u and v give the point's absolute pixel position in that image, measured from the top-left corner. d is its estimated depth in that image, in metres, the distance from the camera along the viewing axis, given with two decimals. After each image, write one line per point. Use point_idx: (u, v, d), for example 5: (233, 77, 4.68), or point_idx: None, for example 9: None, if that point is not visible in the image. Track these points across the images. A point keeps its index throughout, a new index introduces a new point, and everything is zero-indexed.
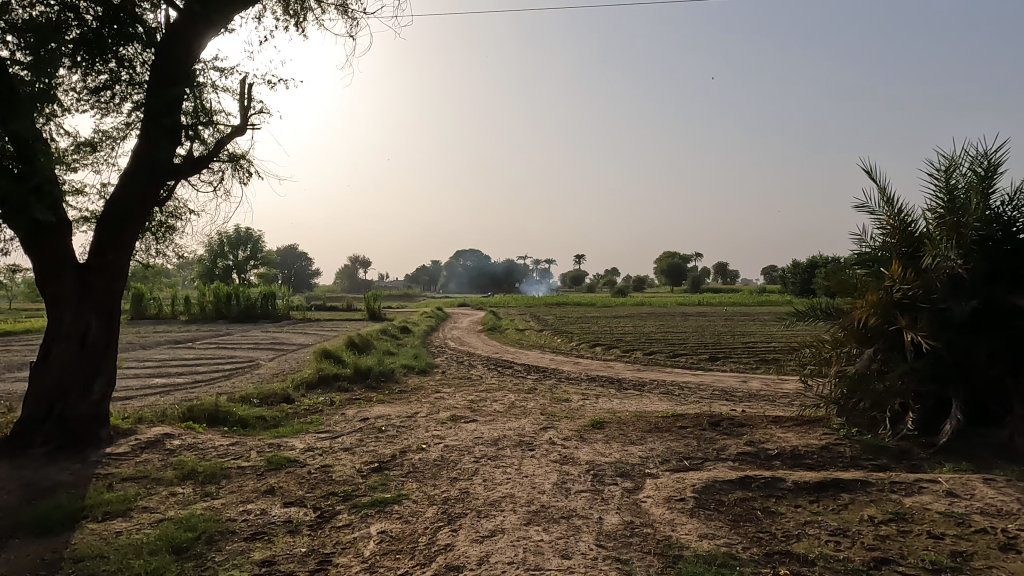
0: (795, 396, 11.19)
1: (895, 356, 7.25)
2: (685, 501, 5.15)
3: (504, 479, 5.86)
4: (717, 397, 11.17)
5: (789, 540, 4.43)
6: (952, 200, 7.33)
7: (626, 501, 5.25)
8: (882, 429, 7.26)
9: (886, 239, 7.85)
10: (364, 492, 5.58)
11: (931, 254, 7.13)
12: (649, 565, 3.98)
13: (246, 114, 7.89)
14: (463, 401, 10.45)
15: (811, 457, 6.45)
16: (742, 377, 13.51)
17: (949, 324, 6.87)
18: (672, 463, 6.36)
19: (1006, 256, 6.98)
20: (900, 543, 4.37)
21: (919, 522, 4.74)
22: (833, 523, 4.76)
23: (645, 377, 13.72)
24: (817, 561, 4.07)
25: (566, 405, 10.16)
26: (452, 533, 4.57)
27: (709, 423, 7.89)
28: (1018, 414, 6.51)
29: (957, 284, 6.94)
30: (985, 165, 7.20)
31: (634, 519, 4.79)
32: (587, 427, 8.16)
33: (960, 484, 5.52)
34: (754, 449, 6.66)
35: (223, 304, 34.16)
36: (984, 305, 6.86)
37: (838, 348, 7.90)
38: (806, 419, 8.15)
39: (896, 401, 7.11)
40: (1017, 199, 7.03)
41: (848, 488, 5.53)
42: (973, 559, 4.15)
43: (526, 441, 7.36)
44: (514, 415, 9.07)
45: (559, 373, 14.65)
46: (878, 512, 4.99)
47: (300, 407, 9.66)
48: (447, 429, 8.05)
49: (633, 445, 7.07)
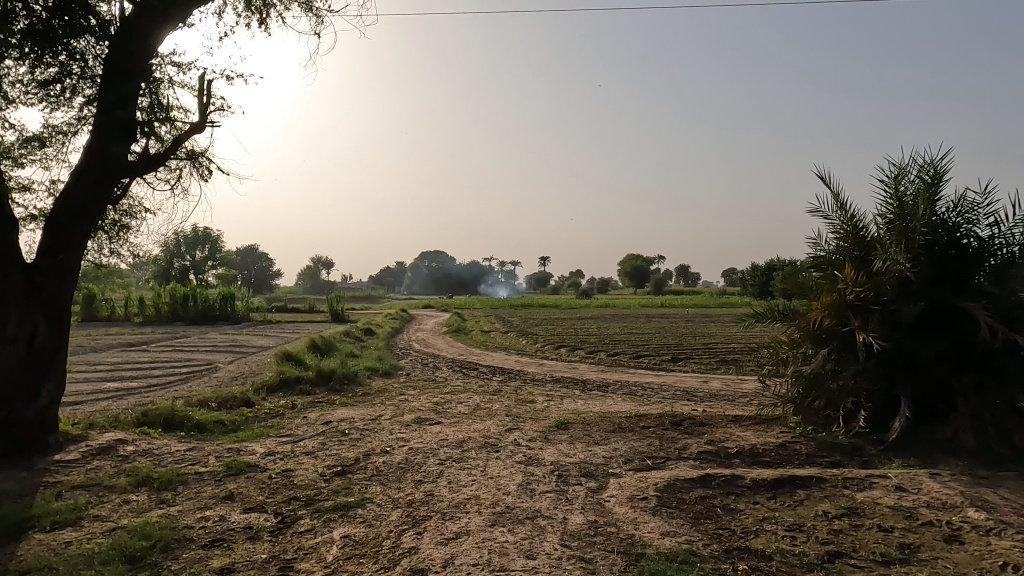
0: (754, 395, 11.48)
1: (847, 356, 7.50)
2: (647, 500, 5.23)
3: (468, 481, 5.85)
4: (679, 398, 11.34)
5: (747, 535, 4.54)
6: (901, 206, 7.55)
7: (590, 501, 5.30)
8: (835, 427, 7.53)
9: (839, 243, 8.04)
10: (327, 497, 5.49)
11: (881, 257, 7.33)
12: (612, 564, 4.02)
13: (205, 111, 7.69)
14: (428, 403, 10.38)
15: (769, 455, 6.63)
16: (703, 378, 13.77)
17: (898, 324, 7.13)
18: (635, 462, 6.45)
19: (951, 259, 7.28)
20: (852, 537, 4.53)
21: (870, 516, 4.92)
22: (789, 518, 4.90)
23: (608, 378, 13.87)
24: (774, 556, 4.18)
25: (531, 406, 10.19)
26: (416, 536, 4.54)
27: (671, 423, 8.01)
28: (962, 410, 6.86)
29: (905, 286, 7.18)
30: (931, 173, 7.44)
31: (598, 519, 4.84)
32: (551, 427, 8.21)
33: (908, 478, 5.75)
34: (714, 448, 6.80)
35: (179, 306, 33.09)
36: (930, 308, 7.14)
37: (795, 349, 8.17)
38: (764, 418, 8.39)
39: (849, 399, 7.38)
40: (960, 206, 7.32)
41: (804, 484, 5.70)
42: (920, 550, 4.31)
43: (491, 443, 7.36)
44: (479, 417, 9.06)
45: (524, 374, 14.69)
46: (831, 507, 5.15)
47: (260, 411, 9.45)
48: (411, 432, 8.01)
49: (596, 445, 7.14)
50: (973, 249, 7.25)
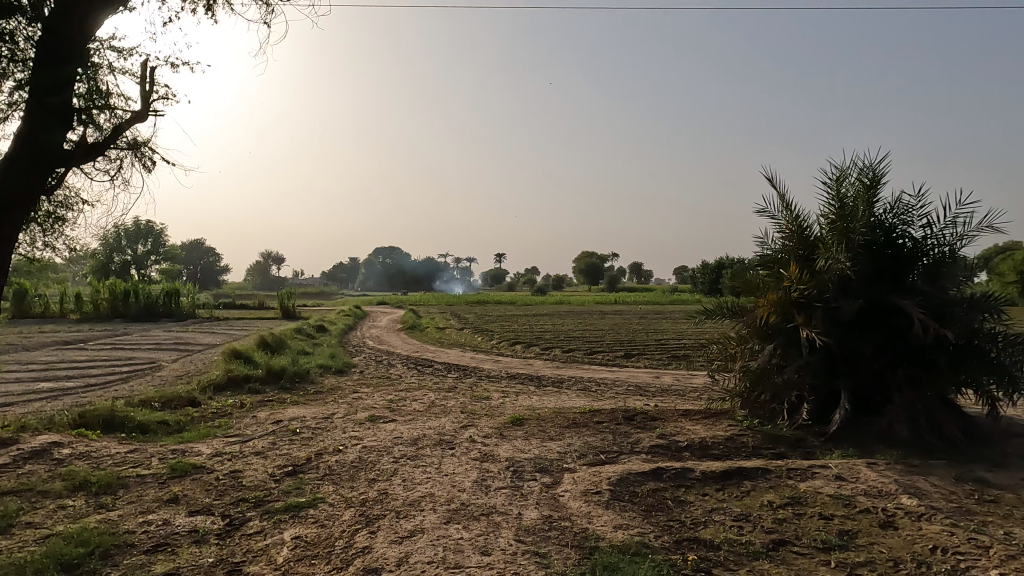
0: (703, 390, 11.78)
1: (792, 351, 7.76)
2: (601, 494, 5.31)
3: (423, 479, 5.81)
4: (632, 393, 11.55)
5: (697, 526, 4.66)
6: (842, 207, 7.85)
7: (545, 496, 5.34)
8: (780, 420, 7.80)
9: (785, 242, 8.30)
10: (277, 498, 5.37)
11: (824, 256, 7.61)
12: (566, 558, 4.06)
13: (148, 99, 7.37)
14: (382, 401, 10.26)
15: (718, 448, 6.82)
16: (655, 373, 14.05)
17: (838, 320, 7.42)
18: (589, 457, 6.54)
19: (887, 258, 7.62)
20: (795, 525, 4.71)
21: (812, 505, 5.12)
22: (736, 509, 5.06)
23: (563, 374, 14.00)
24: (721, 546, 4.30)
25: (486, 403, 10.19)
26: (370, 535, 4.49)
27: (624, 418, 8.15)
28: (897, 402, 7.21)
29: (845, 284, 7.48)
30: (870, 176, 7.76)
31: (553, 514, 4.88)
32: (506, 424, 8.23)
33: (847, 468, 6.01)
34: (666, 442, 6.96)
35: (120, 302, 31.70)
36: (868, 305, 7.46)
37: (743, 344, 8.41)
38: (713, 412, 8.63)
39: (793, 393, 7.66)
40: (896, 208, 7.65)
41: (751, 475, 5.89)
42: (858, 537, 4.51)
43: (446, 440, 7.33)
44: (434, 415, 9.02)
45: (479, 371, 14.68)
46: (776, 497, 5.33)
47: (207, 411, 9.16)
48: (365, 430, 7.90)
49: (551, 441, 7.20)
50: (907, 248, 7.60)
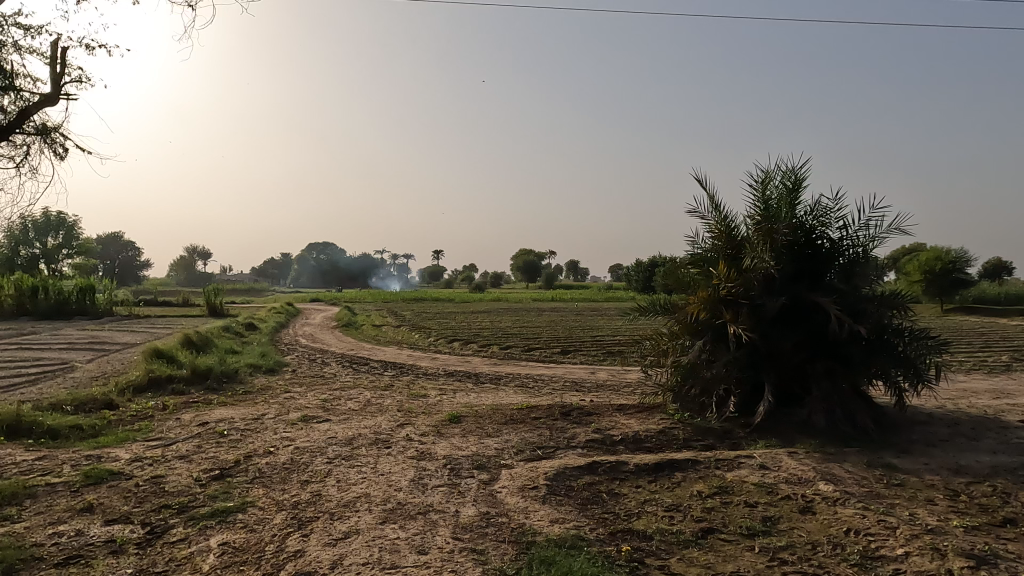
0: (637, 385, 12.10)
1: (720, 346, 8.07)
2: (538, 489, 5.36)
3: (358, 479, 5.71)
4: (568, 388, 11.72)
5: (630, 518, 4.79)
6: (767, 208, 8.20)
7: (482, 493, 5.35)
8: (709, 412, 8.11)
9: (714, 242, 8.60)
10: (203, 503, 5.14)
11: (750, 255, 7.93)
12: (504, 553, 4.08)
13: (59, 83, 6.87)
14: (315, 400, 10.00)
15: (650, 441, 7.02)
16: (590, 369, 14.33)
17: (763, 317, 7.77)
18: (526, 453, 6.59)
19: (807, 258, 8.04)
20: (722, 514, 4.90)
21: (738, 494, 5.35)
22: (668, 500, 5.22)
23: (500, 371, 14.05)
24: (653, 536, 4.43)
25: (423, 400, 10.10)
26: (302, 539, 4.37)
27: (560, 414, 8.26)
28: (815, 394, 7.63)
29: (770, 282, 7.83)
30: (791, 179, 8.13)
31: (490, 510, 4.90)
32: (444, 421, 8.19)
33: (770, 457, 6.32)
34: (601, 437, 7.10)
35: (27, 299, 29.51)
36: (790, 302, 7.84)
37: (674, 340, 8.67)
38: (646, 406, 8.88)
39: (720, 386, 7.97)
40: (816, 211, 8.06)
41: (681, 466, 6.10)
42: (779, 522, 4.75)
43: (382, 439, 7.22)
44: (369, 413, 8.87)
45: (416, 369, 14.52)
46: (705, 487, 5.54)
47: (125, 414, 8.65)
48: (297, 431, 7.68)
49: (488, 438, 7.22)
50: (825, 249, 8.04)
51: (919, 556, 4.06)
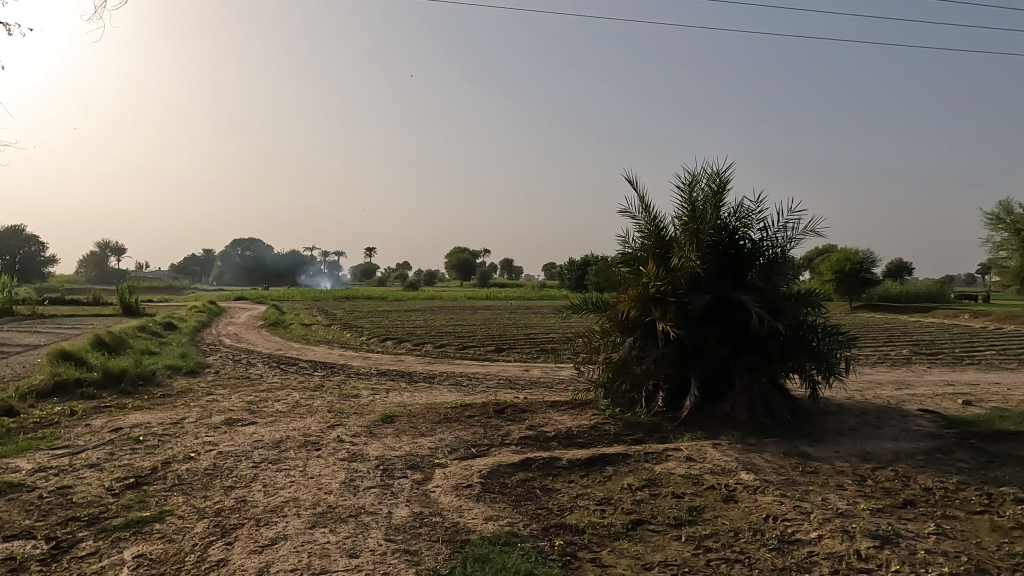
0: (570, 382, 12.29)
1: (650, 343, 8.31)
2: (472, 487, 5.36)
3: (286, 483, 5.52)
4: (502, 386, 11.77)
5: (563, 513, 4.86)
6: (693, 210, 8.49)
7: (416, 493, 5.29)
8: (639, 407, 8.35)
9: (644, 241, 8.83)
10: (115, 514, 4.84)
11: (677, 255, 8.19)
12: (437, 553, 4.06)
13: None
14: (241, 402, 9.60)
15: (582, 436, 7.15)
16: (524, 366, 14.44)
17: (689, 314, 8.05)
18: (460, 451, 6.57)
19: (731, 258, 8.38)
20: (651, 505, 5.05)
21: (666, 485, 5.53)
22: (600, 493, 5.33)
23: (434, 369, 13.94)
24: (585, 529, 4.51)
25: (355, 401, 9.89)
26: (225, 547, 4.18)
27: (494, 411, 8.29)
28: (737, 388, 7.98)
29: (696, 280, 8.12)
30: (716, 182, 8.45)
31: (423, 510, 4.85)
32: (376, 422, 8.04)
33: (695, 449, 6.56)
34: (534, 433, 7.17)
35: None
36: (714, 300, 8.16)
37: (606, 337, 8.84)
38: (578, 402, 9.03)
39: (650, 382, 8.22)
40: (738, 212, 8.41)
41: (612, 460, 6.24)
42: (705, 512, 4.94)
43: (311, 441, 7.02)
44: (298, 415, 8.60)
45: (348, 368, 14.20)
46: (635, 480, 5.69)
47: (27, 421, 8.02)
48: (220, 435, 7.35)
49: (422, 437, 7.15)
50: (747, 249, 8.41)
51: (830, 538, 4.32)
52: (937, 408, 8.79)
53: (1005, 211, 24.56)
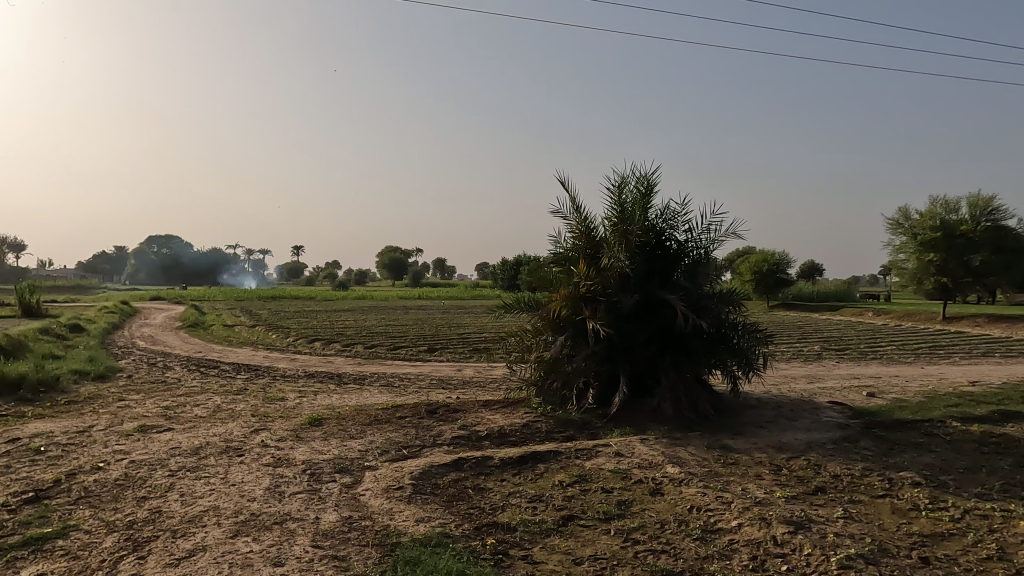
0: (502, 381, 12.34)
1: (580, 341, 8.46)
2: (403, 489, 5.29)
3: (206, 491, 5.27)
4: (434, 386, 11.68)
5: (495, 511, 4.87)
6: (622, 211, 8.69)
7: (345, 497, 5.17)
8: (570, 405, 8.49)
9: (575, 242, 8.96)
10: (11, 531, 4.47)
11: (607, 255, 8.36)
12: (367, 557, 3.98)
13: None
14: (156, 408, 9.07)
15: (515, 435, 7.20)
16: (457, 366, 14.39)
17: (618, 313, 8.25)
18: (391, 453, 6.47)
19: (657, 258, 8.64)
20: (582, 501, 5.14)
21: (596, 481, 5.64)
22: (531, 491, 5.38)
23: (365, 370, 13.66)
24: (517, 527, 4.54)
25: (281, 404, 9.55)
26: (138, 562, 3.94)
27: (426, 412, 8.21)
28: (664, 384, 8.25)
29: (625, 280, 8.32)
30: (644, 184, 8.68)
31: (352, 514, 4.74)
32: (303, 425, 7.79)
33: (624, 445, 6.73)
34: (466, 433, 7.15)
35: None
36: (642, 299, 8.40)
37: (538, 336, 8.84)
38: (511, 401, 9.08)
39: (580, 379, 8.37)
40: (664, 215, 8.68)
41: (543, 458, 6.31)
42: (632, 505, 5.08)
43: (233, 447, 6.72)
44: (219, 420, 8.22)
45: (274, 370, 13.70)
46: (566, 476, 5.78)
47: None
48: (133, 443, 6.93)
49: (351, 440, 6.99)
50: (673, 249, 8.70)
51: (749, 526, 4.53)
52: (845, 400, 9.39)
53: (904, 216, 26.55)
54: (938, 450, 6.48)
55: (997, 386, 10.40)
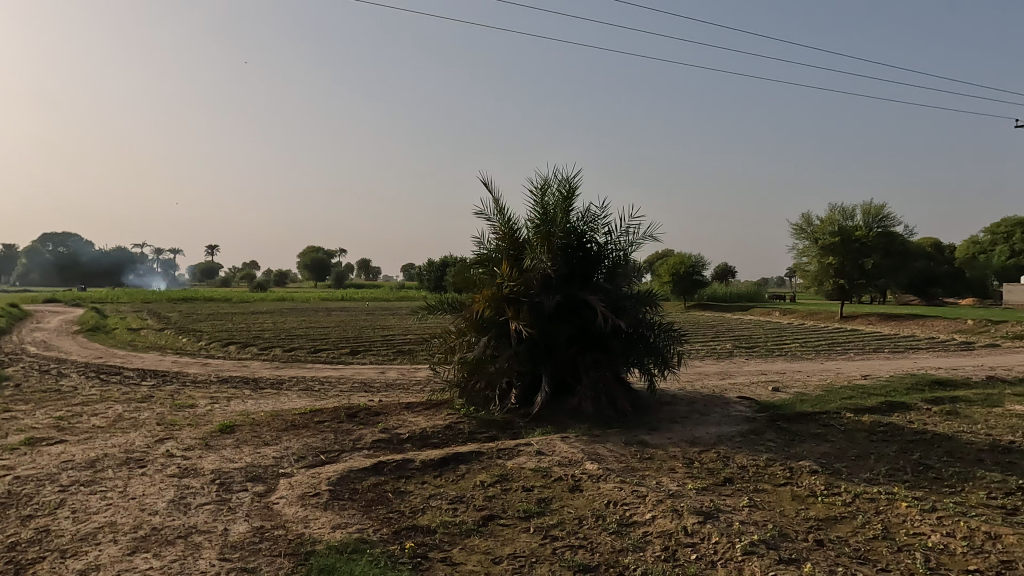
0: (427, 382, 12.23)
1: (503, 342, 8.51)
2: (319, 495, 5.14)
3: (102, 506, 4.91)
4: (356, 390, 11.41)
5: (415, 515, 4.81)
6: (545, 214, 8.80)
7: (256, 506, 4.96)
8: (493, 406, 8.52)
9: (499, 243, 8.99)
10: None
11: (530, 257, 8.45)
12: (279, 568, 3.83)
13: None
14: (47, 419, 8.37)
15: (437, 437, 7.14)
16: (380, 368, 14.13)
17: (540, 313, 8.35)
18: (307, 459, 6.26)
19: (579, 260, 8.81)
20: (502, 500, 5.17)
21: (516, 480, 5.69)
22: (452, 492, 5.36)
23: (283, 374, 13.17)
24: (437, 529, 4.51)
25: (190, 411, 9.05)
26: None
27: (346, 416, 8.01)
28: (584, 384, 8.43)
29: (547, 281, 8.43)
30: (566, 188, 8.84)
31: (265, 524, 4.56)
32: (213, 433, 7.41)
33: (545, 443, 6.82)
34: (387, 436, 7.03)
35: None
36: (564, 300, 8.54)
37: (462, 337, 8.83)
38: (434, 403, 9.01)
39: (503, 380, 8.41)
40: (585, 218, 8.86)
41: (465, 459, 6.30)
42: (552, 502, 5.15)
43: (135, 458, 6.31)
44: (120, 430, 7.69)
45: (183, 376, 12.97)
46: (487, 476, 5.79)
47: None
48: (19, 457, 6.36)
49: (266, 447, 6.72)
50: (594, 252, 8.90)
51: (662, 518, 4.70)
52: (753, 394, 9.93)
53: (806, 222, 28.39)
54: (833, 439, 6.97)
55: (885, 379, 11.31)
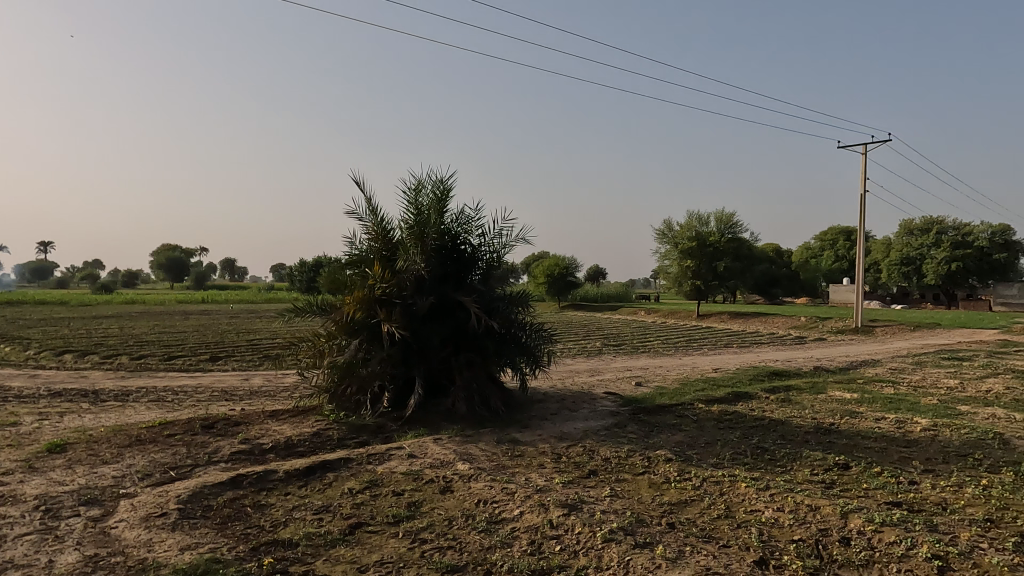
0: (295, 389, 11.66)
1: (375, 344, 8.31)
2: (167, 515, 4.72)
3: None
4: (215, 399, 10.62)
5: (276, 528, 4.57)
6: (419, 214, 8.72)
7: (90, 532, 4.46)
8: (364, 410, 8.29)
9: (371, 244, 8.78)
10: None
11: (403, 257, 8.33)
12: None
13: None
14: None
15: (303, 445, 6.83)
16: (243, 375, 13.26)
17: (414, 315, 8.27)
18: (154, 477, 5.73)
19: (453, 261, 8.83)
20: (370, 506, 5.05)
21: (386, 485, 5.58)
22: (318, 502, 5.15)
23: (129, 385, 11.96)
24: (300, 542, 4.31)
25: (10, 430, 7.94)
26: None
27: (201, 427, 7.43)
28: (458, 384, 8.45)
29: (420, 282, 8.37)
30: (440, 189, 8.82)
31: (99, 552, 4.11)
32: (40, 453, 6.56)
33: (417, 446, 6.76)
34: (248, 447, 6.61)
35: None
36: (437, 301, 8.52)
37: (331, 340, 8.48)
38: (301, 410, 8.60)
39: (375, 383, 8.22)
40: (459, 219, 8.89)
41: (333, 467, 6.08)
42: (422, 505, 5.11)
43: None
44: None
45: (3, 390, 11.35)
46: (356, 483, 5.63)
47: None
48: None
49: (105, 465, 6.06)
50: (468, 253, 8.95)
51: (530, 513, 4.83)
52: (618, 390, 10.50)
53: (668, 228, 30.50)
54: (687, 429, 7.55)
55: (733, 372, 12.43)
